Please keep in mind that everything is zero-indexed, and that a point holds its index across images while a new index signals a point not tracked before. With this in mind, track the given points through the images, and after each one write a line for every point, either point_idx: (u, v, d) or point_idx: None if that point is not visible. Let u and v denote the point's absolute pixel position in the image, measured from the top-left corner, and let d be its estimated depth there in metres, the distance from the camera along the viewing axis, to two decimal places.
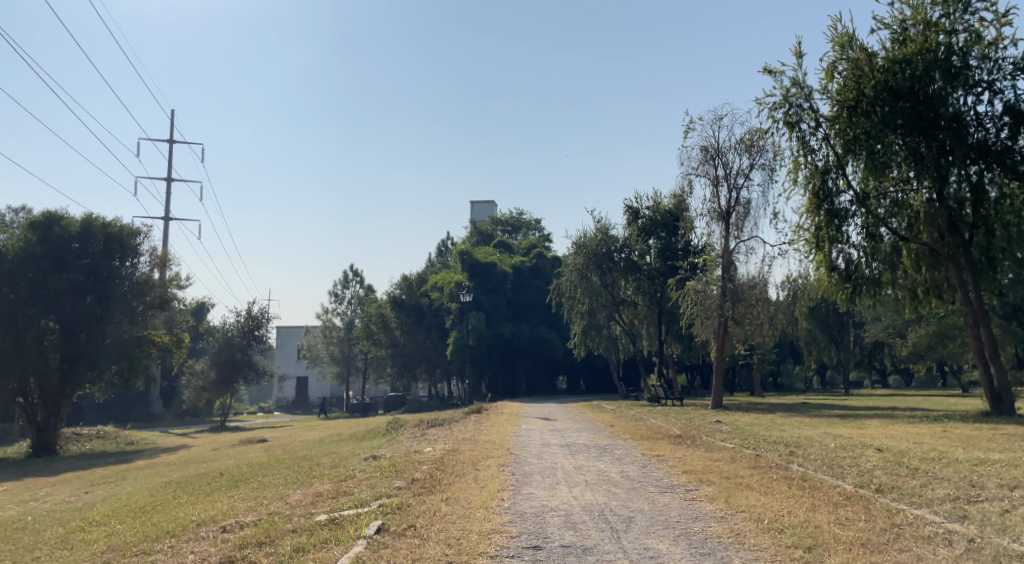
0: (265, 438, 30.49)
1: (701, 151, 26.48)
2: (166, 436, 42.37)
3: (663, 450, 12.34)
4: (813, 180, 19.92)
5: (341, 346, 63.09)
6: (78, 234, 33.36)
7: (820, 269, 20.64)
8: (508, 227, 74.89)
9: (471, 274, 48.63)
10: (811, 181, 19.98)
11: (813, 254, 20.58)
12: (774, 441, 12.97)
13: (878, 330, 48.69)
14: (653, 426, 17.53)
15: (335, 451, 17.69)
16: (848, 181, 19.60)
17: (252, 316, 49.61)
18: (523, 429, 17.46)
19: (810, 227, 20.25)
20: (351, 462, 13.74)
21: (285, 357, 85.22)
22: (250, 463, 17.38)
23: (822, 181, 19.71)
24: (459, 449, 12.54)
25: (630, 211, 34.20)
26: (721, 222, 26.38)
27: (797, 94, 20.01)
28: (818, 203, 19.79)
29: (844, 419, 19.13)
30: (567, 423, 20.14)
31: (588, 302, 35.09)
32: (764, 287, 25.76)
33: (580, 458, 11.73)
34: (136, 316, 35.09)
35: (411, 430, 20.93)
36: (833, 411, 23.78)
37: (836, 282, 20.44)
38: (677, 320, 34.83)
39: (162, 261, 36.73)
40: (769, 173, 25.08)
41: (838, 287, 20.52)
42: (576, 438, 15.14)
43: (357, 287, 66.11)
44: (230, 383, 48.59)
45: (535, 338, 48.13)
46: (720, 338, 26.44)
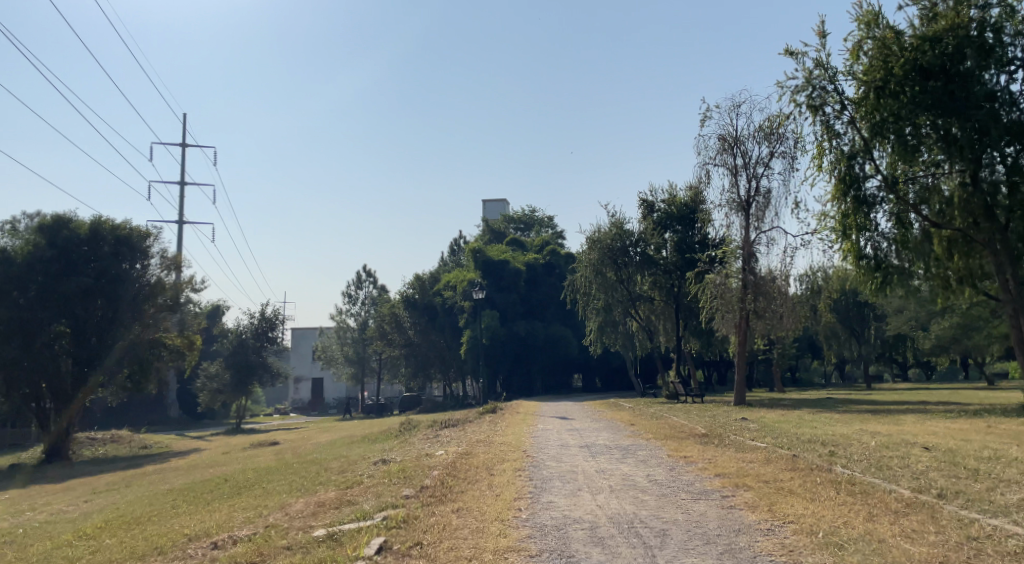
0: (276, 441, 29.95)
1: (719, 140, 25.61)
2: (179, 440, 42.02)
3: (692, 451, 11.56)
4: (839, 165, 18.94)
5: (354, 347, 62.58)
6: (87, 237, 32.81)
7: (848, 259, 19.66)
8: (520, 225, 74.16)
9: (484, 271, 47.91)
10: (837, 165, 19.02)
11: (839, 243, 19.57)
12: (808, 439, 12.18)
13: (901, 323, 47.55)
14: (675, 425, 16.75)
15: (344, 454, 17.02)
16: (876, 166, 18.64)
17: (265, 318, 49.44)
18: (540, 429, 16.70)
19: (836, 215, 19.28)
20: (359, 467, 13.04)
21: (299, 358, 84.85)
22: (257, 468, 16.74)
23: (849, 166, 18.76)
24: (474, 452, 11.83)
25: (645, 204, 33.45)
26: (740, 213, 25.47)
27: (821, 75, 19.12)
28: (845, 189, 18.81)
29: (876, 414, 18.23)
30: (585, 422, 19.36)
31: (604, 298, 34.33)
32: (787, 279, 24.83)
33: (602, 461, 10.98)
34: (146, 320, 34.55)
35: (424, 431, 20.25)
36: (862, 406, 22.85)
37: (864, 272, 19.45)
38: (696, 315, 33.95)
39: (174, 264, 36.21)
40: (791, 162, 24.30)
41: (867, 277, 19.54)
42: (596, 439, 14.37)
43: (369, 287, 65.64)
44: (246, 385, 48.13)
45: (550, 336, 47.37)
46: (741, 333, 25.56)
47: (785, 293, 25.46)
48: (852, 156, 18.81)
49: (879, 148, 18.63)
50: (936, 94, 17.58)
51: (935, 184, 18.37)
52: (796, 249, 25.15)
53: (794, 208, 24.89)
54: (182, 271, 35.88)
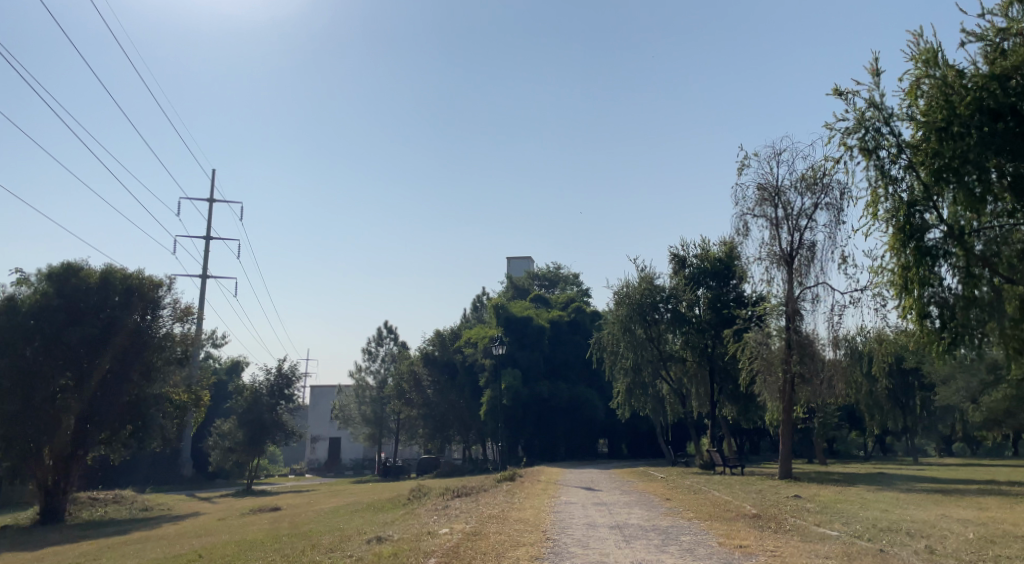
0: (279, 506, 28.03)
1: (759, 190, 24.02)
2: (184, 502, 40.13)
3: (748, 537, 9.65)
4: (895, 214, 14.52)
5: (373, 406, 60.61)
6: (96, 286, 31.72)
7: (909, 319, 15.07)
8: (544, 281, 72.61)
9: (505, 327, 46.30)
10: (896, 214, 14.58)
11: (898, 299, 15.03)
12: (885, 526, 10.22)
13: (949, 393, 44.44)
14: (717, 502, 14.76)
15: (341, 526, 15.17)
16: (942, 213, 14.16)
17: (282, 374, 47.59)
18: (563, 502, 14.76)
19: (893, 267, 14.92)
20: (350, 545, 11.24)
21: (317, 417, 82.86)
22: (243, 540, 14.95)
23: (907, 215, 14.31)
24: (484, 532, 9.99)
25: (676, 259, 32.09)
26: (783, 267, 23.65)
27: (875, 116, 17.51)
28: (903, 240, 14.34)
29: (947, 496, 15.88)
30: (612, 495, 17.33)
31: (633, 356, 32.33)
32: (837, 342, 22.70)
33: (637, 548, 9.11)
34: (154, 373, 33.07)
35: (434, 500, 18.39)
36: (922, 485, 20.43)
37: (930, 335, 14.73)
38: (731, 380, 31.74)
39: (184, 315, 34.96)
40: (839, 215, 22.86)
41: (930, 340, 14.84)
42: (629, 517, 12.45)
43: (390, 344, 64.21)
44: (258, 444, 46.28)
45: (575, 397, 45.21)
46: (784, 399, 23.58)
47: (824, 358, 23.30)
48: (909, 205, 14.37)
49: (940, 196, 14.19)
50: (1005, 137, 12.86)
51: (1009, 230, 13.83)
52: (845, 309, 23.16)
53: (842, 263, 23.06)
54: (192, 323, 34.59)
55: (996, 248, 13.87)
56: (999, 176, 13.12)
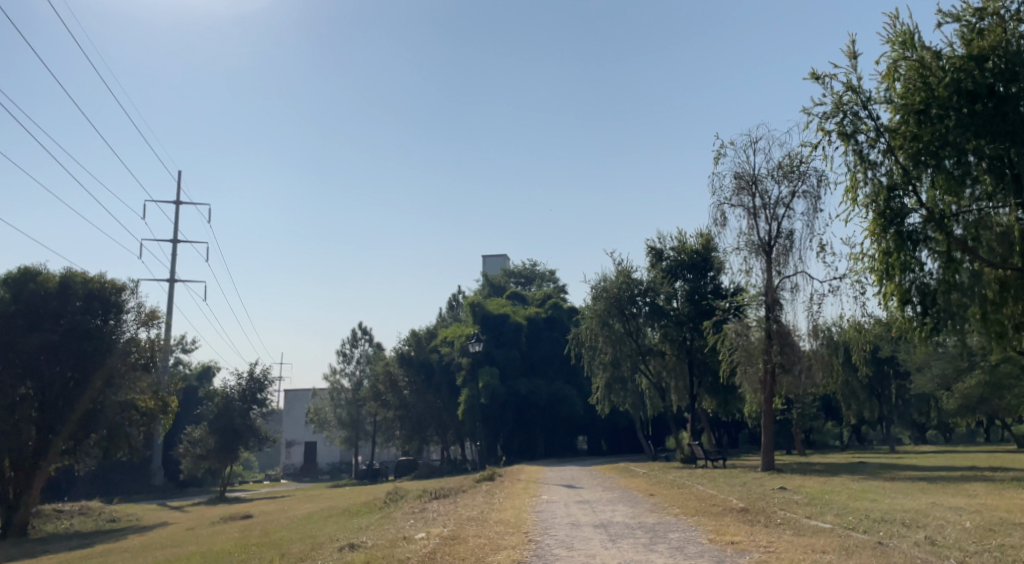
0: (252, 513, 27.23)
1: (736, 179, 23.73)
2: (155, 511, 39.09)
3: (739, 533, 9.20)
4: (876, 198, 12.56)
5: (349, 408, 59.82)
6: (55, 291, 30.71)
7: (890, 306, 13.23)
8: (520, 279, 72.16)
9: (482, 325, 45.81)
10: (875, 199, 12.69)
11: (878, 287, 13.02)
12: (878, 517, 9.84)
13: (923, 380, 44.60)
14: (703, 496, 14.37)
15: (313, 534, 14.54)
16: (924, 195, 12.29)
17: (254, 379, 46.59)
18: (544, 502, 14.25)
19: (872, 255, 13.01)
20: (321, 553, 10.64)
21: (294, 421, 81.75)
22: (210, 552, 14.25)
23: (885, 199, 12.41)
24: (461, 536, 9.44)
25: (652, 252, 31.83)
26: (760, 257, 23.39)
27: (852, 100, 17.21)
28: (882, 226, 12.43)
29: (933, 484, 15.60)
30: (595, 492, 16.85)
31: (611, 351, 31.87)
32: (817, 330, 22.46)
33: (624, 548, 8.62)
34: (119, 380, 32.01)
35: (411, 503, 17.84)
36: (904, 473, 20.26)
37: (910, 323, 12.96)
38: (710, 373, 31.52)
39: (149, 319, 33.97)
40: (816, 203, 22.77)
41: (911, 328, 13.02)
42: (613, 515, 11.97)
43: (365, 345, 63.42)
44: (231, 450, 45.31)
45: (553, 394, 44.80)
46: (766, 389, 23.32)
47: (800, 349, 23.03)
48: (888, 189, 12.47)
49: (921, 178, 12.34)
50: (984, 121, 11.49)
51: (990, 213, 12.17)
52: (824, 298, 22.98)
53: (820, 252, 22.89)
54: (158, 327, 33.58)
55: (977, 231, 12.11)
56: (977, 159, 11.61)
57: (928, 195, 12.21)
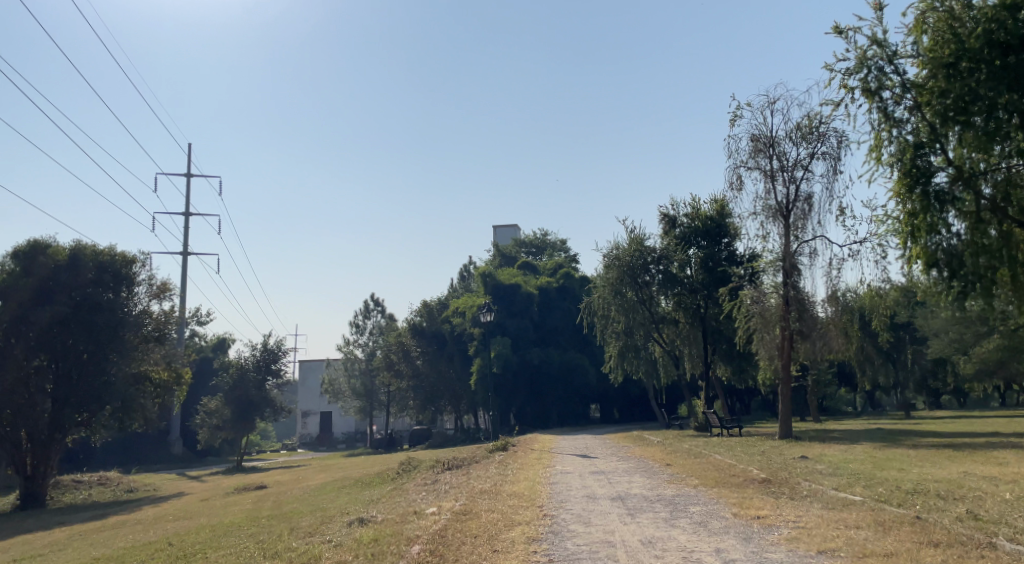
0: (265, 484, 27.18)
1: (752, 141, 23.02)
2: (171, 482, 39.28)
3: (766, 506, 8.81)
4: (901, 158, 11.91)
5: (362, 379, 59.92)
6: (66, 264, 30.41)
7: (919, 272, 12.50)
8: (531, 248, 71.52)
9: (494, 295, 45.47)
10: (900, 158, 12.01)
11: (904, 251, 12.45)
12: (909, 489, 9.43)
13: (940, 345, 43.78)
14: (721, 466, 13.99)
15: (323, 506, 14.27)
16: (953, 153, 11.62)
17: (268, 350, 46.44)
18: (558, 473, 13.92)
19: (897, 217, 12.40)
20: (329, 528, 10.32)
21: (307, 392, 82.11)
22: (220, 524, 14.02)
23: (911, 157, 11.74)
24: (475, 511, 9.08)
25: (666, 219, 31.21)
26: (778, 221, 22.76)
27: (877, 54, 16.46)
28: (907, 185, 11.79)
29: (957, 452, 15.17)
30: (610, 462, 16.50)
31: (624, 320, 31.38)
32: (835, 295, 21.79)
33: (644, 523, 8.23)
34: (131, 352, 31.81)
35: (423, 474, 17.58)
36: (925, 440, 19.85)
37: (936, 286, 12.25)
38: (725, 340, 31.07)
39: (161, 291, 33.77)
40: (835, 164, 22.15)
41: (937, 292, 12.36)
42: (630, 486, 11.60)
43: (377, 317, 63.30)
44: (247, 421, 45.44)
45: (566, 363, 44.53)
46: (784, 356, 22.77)
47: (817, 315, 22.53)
48: (914, 146, 11.79)
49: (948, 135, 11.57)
50: (1019, 73, 10.55)
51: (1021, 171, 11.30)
52: (843, 263, 22.31)
53: (841, 215, 22.21)
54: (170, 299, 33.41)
55: (1006, 190, 11.41)
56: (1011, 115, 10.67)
57: (956, 152, 11.53)
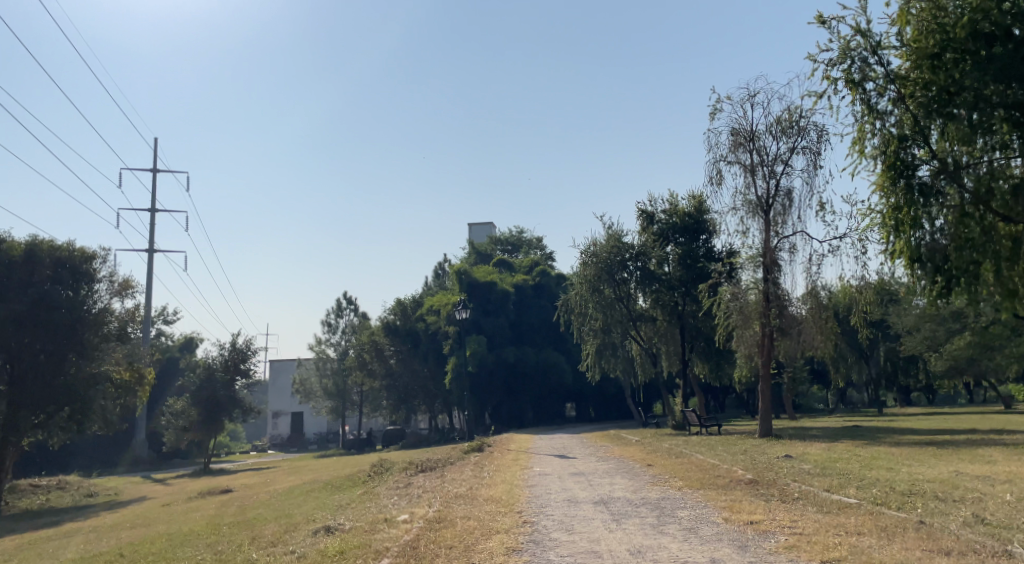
0: (231, 487, 26.28)
1: (732, 135, 22.68)
2: (135, 485, 38.12)
3: (758, 510, 8.30)
4: (887, 150, 11.31)
5: (335, 379, 58.94)
6: (22, 259, 29.38)
7: (904, 270, 11.74)
8: (507, 246, 70.87)
9: (469, 293, 44.76)
10: (883, 151, 11.47)
11: (888, 246, 11.76)
12: (905, 490, 8.98)
13: (912, 342, 43.84)
14: (705, 466, 13.50)
15: (289, 513, 13.55)
16: (938, 147, 11.02)
17: (236, 349, 45.33)
18: (536, 475, 13.35)
19: (880, 211, 11.72)
20: (293, 537, 9.63)
21: (279, 392, 80.82)
22: (178, 533, 13.24)
23: (894, 150, 11.13)
24: (448, 518, 8.46)
25: (644, 216, 30.79)
26: (758, 216, 22.43)
27: (861, 45, 16.05)
28: (891, 178, 11.14)
29: (941, 450, 14.85)
30: (589, 463, 15.97)
31: (601, 317, 30.98)
32: (815, 290, 21.52)
33: (631, 530, 7.66)
34: (91, 350, 30.71)
35: (395, 476, 16.92)
36: (904, 438, 19.60)
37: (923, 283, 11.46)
38: (703, 337, 30.72)
39: (123, 289, 32.66)
40: (815, 158, 21.92)
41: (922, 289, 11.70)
42: (612, 489, 11.06)
43: (350, 315, 62.36)
44: (215, 422, 44.28)
45: (542, 361, 44.03)
46: (764, 353, 22.48)
47: (795, 312, 22.18)
48: (898, 139, 11.24)
49: (933, 125, 10.98)
50: (1008, 63, 10.01)
51: (1006, 164, 10.73)
52: (823, 259, 21.99)
53: (821, 210, 21.85)
54: (132, 297, 32.31)
55: (989, 184, 10.67)
56: (998, 104, 10.11)
57: (941, 144, 10.93)
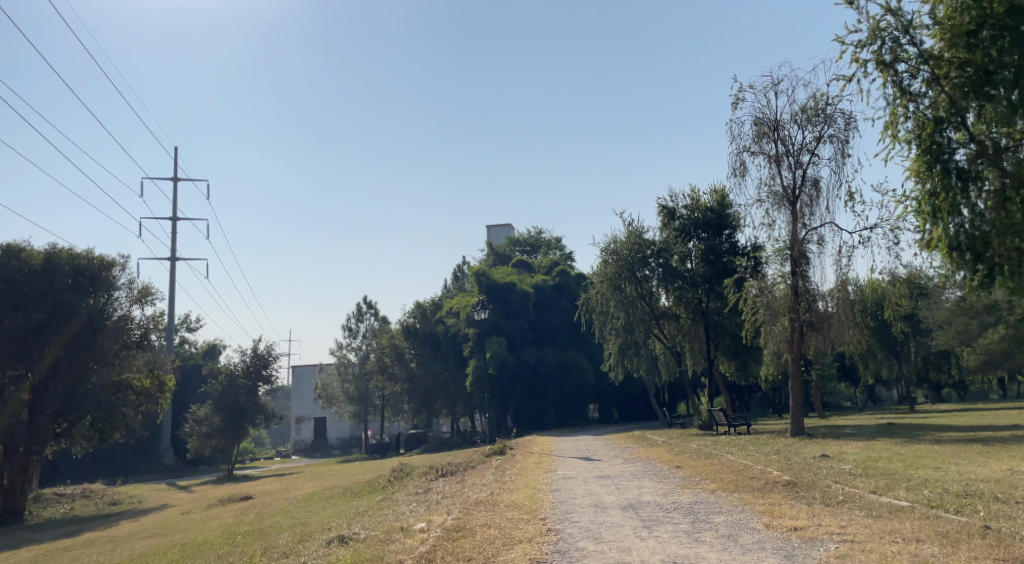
0: (252, 494, 26.01)
1: (755, 125, 22.01)
2: (158, 493, 38.08)
3: (800, 515, 7.70)
4: (922, 132, 10.60)
5: (356, 383, 58.75)
6: (41, 268, 29.35)
7: (942, 260, 10.97)
8: (526, 247, 70.34)
9: (488, 294, 44.32)
10: (918, 133, 10.68)
11: (924, 235, 11.04)
12: (960, 491, 8.32)
13: (944, 337, 42.69)
14: (738, 467, 12.88)
15: (305, 520, 13.14)
16: (976, 128, 10.26)
17: (257, 355, 45.21)
18: (560, 478, 12.82)
19: (915, 197, 11.00)
20: (306, 548, 9.19)
21: (301, 397, 80.87)
22: (193, 543, 12.88)
23: (929, 133, 10.37)
24: (467, 527, 7.97)
25: (665, 212, 30.15)
26: (784, 207, 21.71)
27: (891, 25, 15.35)
28: (927, 163, 10.44)
29: (987, 447, 14.09)
30: (615, 465, 15.40)
31: (623, 316, 30.32)
32: (845, 283, 20.77)
33: (665, 538, 7.11)
34: (111, 358, 30.60)
35: (415, 481, 16.47)
36: (943, 435, 18.80)
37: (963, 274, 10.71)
38: (728, 334, 29.96)
39: (142, 296, 32.54)
40: (842, 147, 21.22)
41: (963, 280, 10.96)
42: (641, 493, 10.49)
43: (371, 319, 62.19)
44: (237, 428, 44.18)
45: (563, 362, 43.41)
46: (794, 348, 21.82)
47: (825, 307, 21.41)
48: (933, 121, 10.55)
49: (971, 106, 10.27)
50: None
51: None
52: (853, 251, 21.27)
53: (849, 200, 21.10)
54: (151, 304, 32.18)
55: None
56: None
57: (981, 126, 10.16)
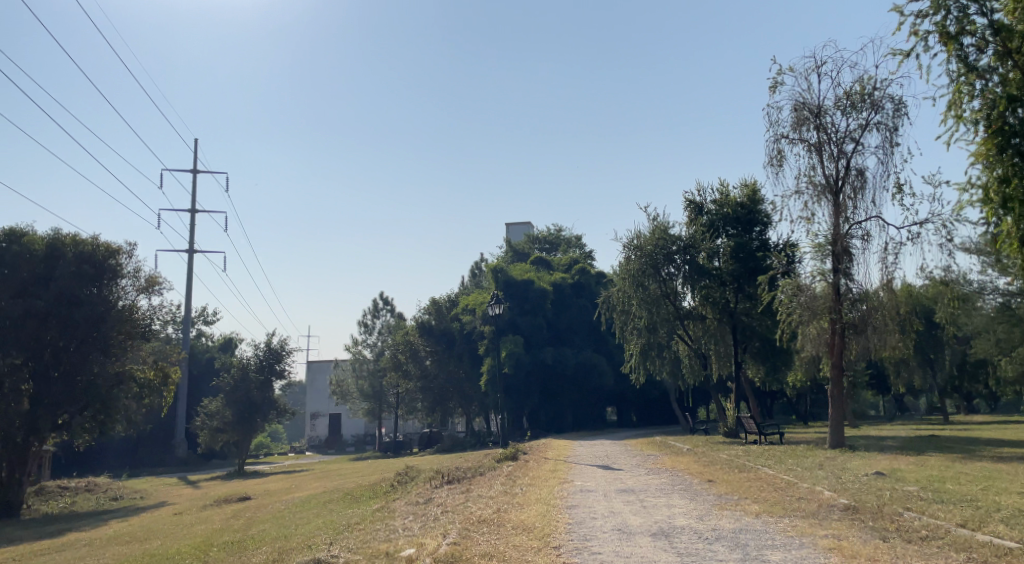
0: (252, 493, 24.74)
1: (794, 111, 20.40)
2: (164, 488, 37.12)
3: (878, 555, 6.17)
4: (995, 111, 9.02)
5: (370, 380, 57.62)
6: (43, 253, 28.28)
7: (1010, 261, 9.43)
8: (545, 245, 68.97)
9: (505, 291, 42.85)
10: (985, 114, 9.29)
11: (993, 231, 9.44)
12: None
13: (983, 345, 40.83)
14: (780, 485, 11.34)
15: (290, 531, 11.78)
16: None
17: (271, 349, 44.10)
18: (578, 491, 11.36)
19: (982, 184, 9.47)
20: None
21: (317, 394, 79.96)
22: (165, 554, 11.50)
23: (1000, 113, 8.91)
24: (465, 558, 6.52)
25: (692, 206, 28.54)
26: (826, 199, 20.06)
27: None
28: (999, 144, 8.86)
29: None
30: (638, 477, 13.86)
31: (646, 316, 28.69)
32: (893, 281, 19.13)
33: None
34: (114, 349, 29.45)
35: (420, 487, 15.09)
36: (999, 450, 17.13)
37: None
38: (757, 337, 28.33)
39: (148, 285, 31.43)
40: (889, 135, 19.58)
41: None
42: (672, 514, 8.99)
43: (387, 316, 61.06)
44: (249, 423, 43.03)
45: (582, 362, 41.86)
46: (834, 352, 20.15)
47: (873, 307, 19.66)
48: (1005, 98, 8.99)
49: None
50: None
51: None
52: (900, 248, 19.60)
53: (898, 192, 19.43)
54: (157, 294, 31.05)
55: None
56: None
57: None
